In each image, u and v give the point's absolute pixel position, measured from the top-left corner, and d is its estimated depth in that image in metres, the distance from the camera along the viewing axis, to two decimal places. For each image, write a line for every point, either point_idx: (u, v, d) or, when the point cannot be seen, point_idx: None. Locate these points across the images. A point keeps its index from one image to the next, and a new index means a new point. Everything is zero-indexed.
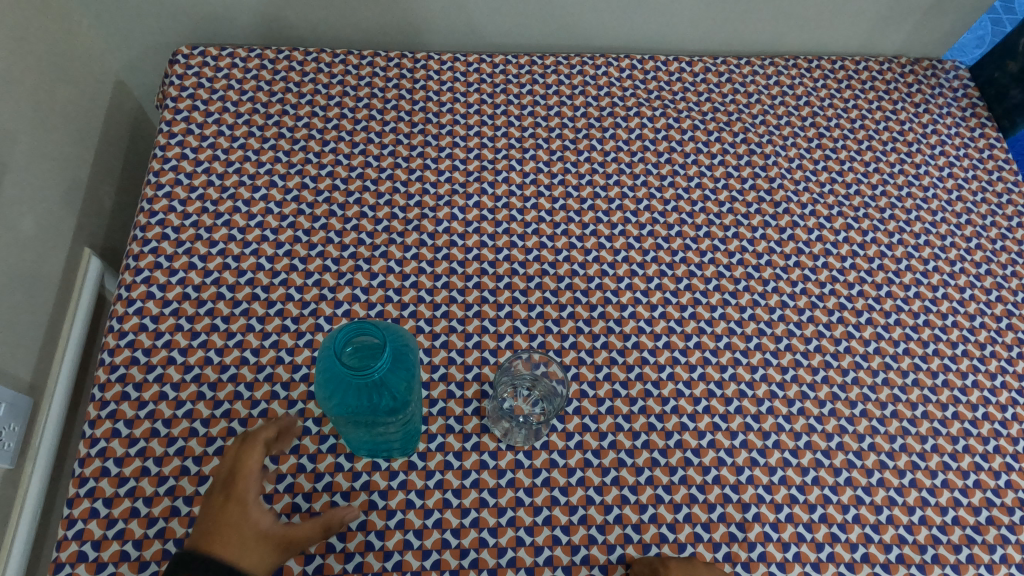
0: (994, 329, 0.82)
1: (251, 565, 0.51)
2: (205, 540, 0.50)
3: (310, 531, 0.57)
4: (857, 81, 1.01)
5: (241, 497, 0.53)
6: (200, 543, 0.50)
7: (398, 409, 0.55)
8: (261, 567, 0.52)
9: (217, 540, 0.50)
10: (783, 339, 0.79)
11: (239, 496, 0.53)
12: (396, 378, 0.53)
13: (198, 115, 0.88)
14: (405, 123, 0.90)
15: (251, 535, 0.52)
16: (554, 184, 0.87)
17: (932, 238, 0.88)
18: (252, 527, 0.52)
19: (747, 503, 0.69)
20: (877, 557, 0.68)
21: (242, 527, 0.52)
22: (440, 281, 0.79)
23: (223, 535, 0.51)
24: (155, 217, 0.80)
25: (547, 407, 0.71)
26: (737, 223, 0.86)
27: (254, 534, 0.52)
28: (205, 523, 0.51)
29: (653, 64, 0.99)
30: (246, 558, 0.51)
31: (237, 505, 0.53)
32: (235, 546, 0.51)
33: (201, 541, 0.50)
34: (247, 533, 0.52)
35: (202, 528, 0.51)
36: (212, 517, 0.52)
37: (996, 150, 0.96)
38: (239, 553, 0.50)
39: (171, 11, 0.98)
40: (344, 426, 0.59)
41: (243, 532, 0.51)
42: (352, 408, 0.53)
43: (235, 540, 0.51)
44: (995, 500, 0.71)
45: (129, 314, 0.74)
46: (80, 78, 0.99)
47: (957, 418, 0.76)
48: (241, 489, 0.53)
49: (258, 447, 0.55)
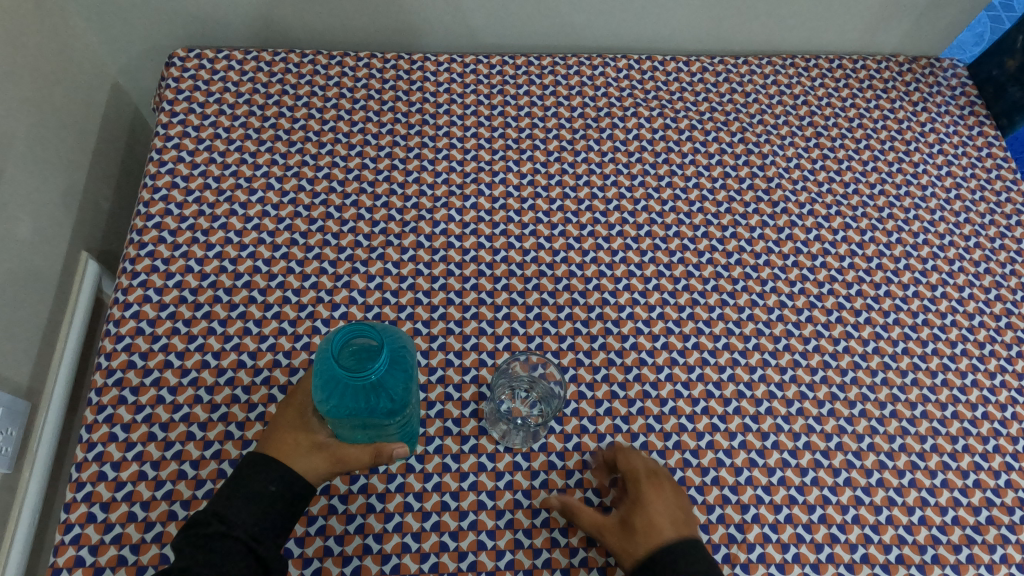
0: (993, 328, 0.82)
1: (302, 469, 0.58)
2: (267, 445, 0.60)
3: (361, 451, 0.60)
4: (855, 80, 1.01)
5: (301, 411, 0.62)
6: (265, 447, 0.60)
7: (396, 412, 0.54)
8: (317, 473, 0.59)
9: (275, 445, 0.60)
10: (782, 339, 0.79)
11: (299, 409, 0.62)
12: (393, 381, 0.53)
13: (195, 118, 0.88)
14: (402, 125, 0.90)
15: (305, 443, 0.60)
16: (552, 185, 0.87)
17: (931, 237, 0.88)
18: (305, 436, 0.60)
19: (747, 504, 0.69)
20: (877, 558, 0.68)
21: (297, 435, 0.60)
22: (438, 283, 0.79)
23: (280, 441, 0.60)
24: (151, 220, 0.80)
25: (546, 408, 0.71)
26: (735, 223, 0.86)
27: (309, 443, 0.60)
28: (270, 432, 0.61)
29: (650, 64, 0.99)
30: (297, 461, 0.59)
31: (296, 416, 0.62)
32: (290, 449, 0.59)
33: (265, 445, 0.60)
34: (301, 441, 0.60)
35: (267, 436, 0.61)
36: (275, 426, 0.62)
37: (995, 149, 0.95)
38: (292, 457, 0.59)
39: (168, 13, 0.98)
40: (341, 430, 0.58)
41: (296, 440, 0.60)
42: (349, 410, 0.52)
43: (291, 446, 0.60)
44: (995, 500, 0.71)
45: (126, 317, 0.74)
46: (77, 81, 0.99)
47: (956, 418, 0.76)
48: (301, 405, 0.63)
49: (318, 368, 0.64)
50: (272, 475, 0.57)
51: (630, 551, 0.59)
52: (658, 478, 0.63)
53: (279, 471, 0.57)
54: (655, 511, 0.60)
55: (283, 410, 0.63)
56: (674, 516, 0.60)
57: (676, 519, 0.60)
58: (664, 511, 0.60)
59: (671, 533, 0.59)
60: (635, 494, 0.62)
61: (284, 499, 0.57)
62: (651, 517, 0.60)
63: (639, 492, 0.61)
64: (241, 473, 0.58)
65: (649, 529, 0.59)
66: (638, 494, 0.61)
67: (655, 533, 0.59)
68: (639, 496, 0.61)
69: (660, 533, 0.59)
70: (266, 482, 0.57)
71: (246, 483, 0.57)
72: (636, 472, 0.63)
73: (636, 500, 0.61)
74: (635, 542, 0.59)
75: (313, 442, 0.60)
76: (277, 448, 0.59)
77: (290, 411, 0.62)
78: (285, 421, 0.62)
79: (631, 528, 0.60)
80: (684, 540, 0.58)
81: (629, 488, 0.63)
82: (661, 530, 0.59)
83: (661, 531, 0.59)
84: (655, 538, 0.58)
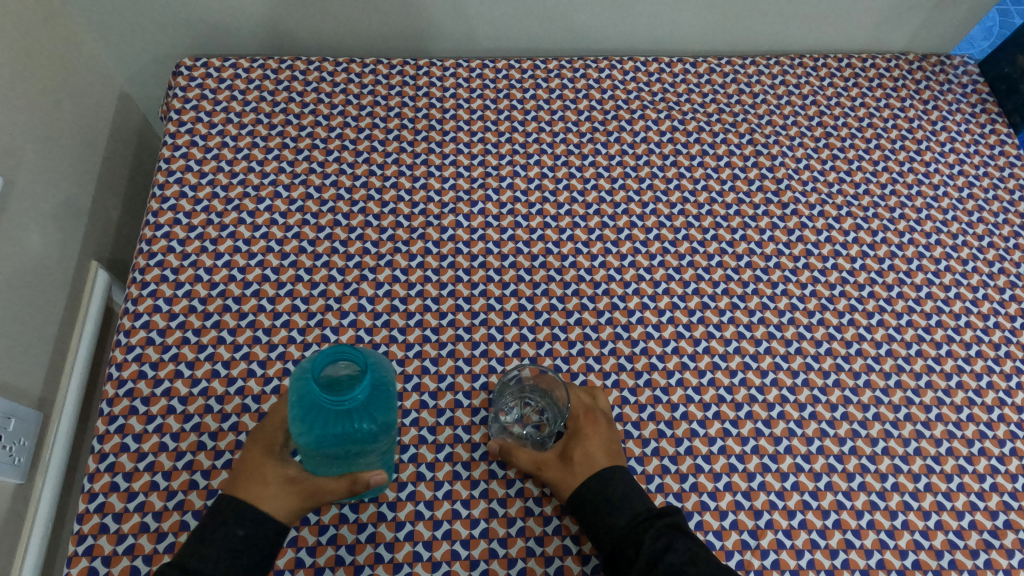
0: (1008, 329, 0.80)
1: (273, 508, 0.57)
2: (234, 485, 0.59)
3: (336, 483, 0.59)
4: (863, 79, 1.00)
5: (267, 446, 0.60)
6: (232, 487, 0.59)
7: (379, 435, 0.54)
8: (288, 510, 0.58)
9: (243, 485, 0.58)
10: (794, 343, 0.78)
11: (266, 444, 0.60)
12: (375, 403, 0.53)
13: (202, 127, 0.88)
14: (409, 131, 0.89)
15: (274, 480, 0.58)
16: (560, 189, 0.86)
17: (943, 237, 0.87)
18: (274, 471, 0.59)
19: (760, 510, 0.69)
20: (893, 563, 0.67)
21: (265, 473, 0.59)
22: (446, 290, 0.78)
23: (248, 480, 0.59)
24: (160, 230, 0.80)
25: (553, 416, 0.67)
26: (745, 225, 0.85)
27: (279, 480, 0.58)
28: (237, 471, 0.60)
29: (657, 66, 0.98)
30: (267, 500, 0.57)
31: (263, 452, 0.60)
32: (259, 488, 0.58)
33: (232, 486, 0.59)
34: (270, 478, 0.58)
35: (235, 475, 0.59)
36: (241, 465, 0.60)
37: (1007, 147, 0.94)
38: (261, 497, 0.57)
39: (177, 22, 0.99)
40: (317, 460, 0.57)
41: (265, 477, 0.58)
42: (327, 434, 0.52)
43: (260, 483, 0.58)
44: (1013, 504, 0.70)
45: (136, 328, 0.74)
46: (85, 91, 0.99)
47: (972, 421, 0.75)
48: (267, 440, 0.61)
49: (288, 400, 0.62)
50: (240, 519, 0.56)
51: (567, 478, 0.62)
52: (595, 414, 0.66)
53: (247, 515, 0.56)
54: (591, 442, 0.64)
55: (249, 446, 0.61)
56: (607, 446, 0.64)
57: (609, 449, 0.64)
58: (599, 443, 0.64)
59: (605, 461, 0.63)
60: (572, 428, 0.65)
61: (254, 542, 0.56)
62: (588, 447, 0.63)
63: (578, 425, 0.65)
64: (208, 521, 0.57)
65: (586, 459, 0.63)
66: (577, 428, 0.64)
67: (592, 463, 0.63)
68: (576, 429, 0.64)
69: (595, 463, 0.63)
70: (233, 527, 0.56)
71: (212, 532, 0.56)
72: (574, 409, 0.65)
73: (574, 432, 0.64)
74: (573, 471, 0.62)
75: (284, 478, 0.58)
76: (246, 489, 0.58)
77: (256, 447, 0.60)
78: (251, 458, 0.60)
79: (570, 459, 0.63)
80: (616, 465, 0.63)
81: (566, 422, 0.65)
82: (597, 460, 0.63)
83: (596, 460, 0.63)
84: (592, 467, 0.62)
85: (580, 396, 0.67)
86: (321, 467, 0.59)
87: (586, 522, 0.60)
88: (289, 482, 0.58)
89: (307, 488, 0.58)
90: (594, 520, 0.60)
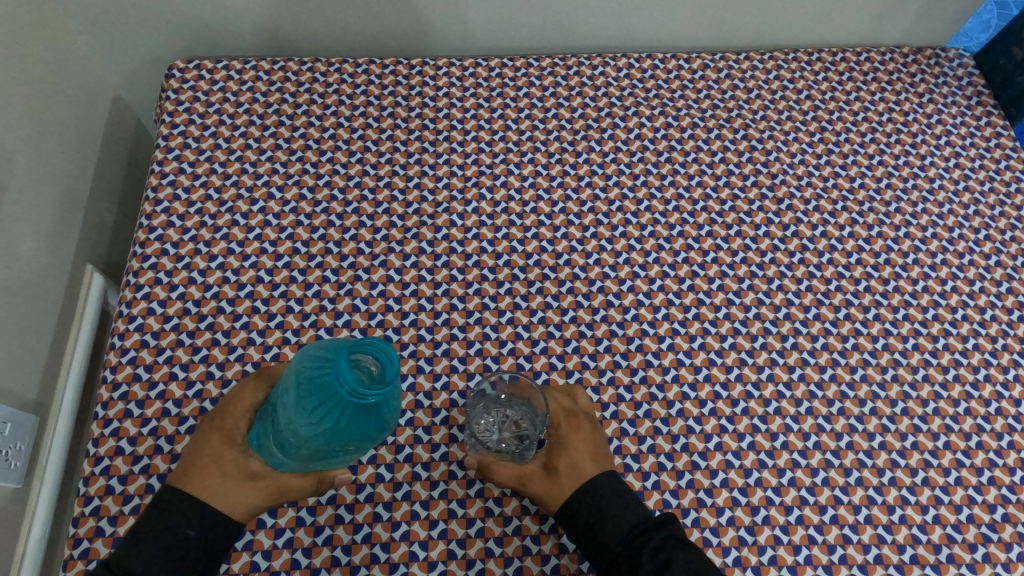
0: (1005, 322, 0.80)
1: (229, 505, 0.55)
2: (189, 475, 0.56)
3: (302, 481, 0.58)
4: (858, 73, 0.99)
5: (229, 436, 0.58)
6: (185, 478, 0.56)
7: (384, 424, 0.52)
8: (243, 507, 0.56)
9: (199, 476, 0.56)
10: (790, 338, 0.78)
11: (227, 434, 0.58)
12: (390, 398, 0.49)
13: (195, 129, 0.88)
14: (402, 130, 0.89)
15: (233, 473, 0.56)
16: (554, 187, 0.86)
17: (939, 231, 0.86)
18: (234, 464, 0.57)
19: (757, 506, 0.69)
20: (891, 558, 0.67)
21: (224, 466, 0.56)
22: (440, 289, 0.78)
23: (204, 472, 0.56)
24: (154, 232, 0.80)
25: (529, 426, 0.62)
26: (739, 221, 0.85)
27: (237, 475, 0.56)
28: (192, 459, 0.57)
29: (651, 62, 0.98)
30: (223, 496, 0.55)
31: (224, 443, 0.57)
32: (215, 482, 0.56)
33: (186, 476, 0.56)
34: (230, 471, 0.56)
35: (189, 463, 0.57)
36: (197, 452, 0.57)
37: (1003, 139, 0.94)
38: (218, 493, 0.55)
39: (170, 24, 0.99)
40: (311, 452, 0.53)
41: (225, 470, 0.56)
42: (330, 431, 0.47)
43: (216, 477, 0.56)
44: (1011, 497, 0.70)
45: (130, 330, 0.74)
46: (78, 94, 0.99)
47: (969, 414, 0.74)
48: (229, 429, 0.58)
49: (255, 388, 0.59)
50: (193, 518, 0.54)
51: (555, 492, 0.60)
52: (578, 418, 0.64)
53: (201, 514, 0.54)
54: (577, 451, 0.61)
55: (208, 433, 0.58)
56: (593, 452, 0.62)
57: (595, 454, 0.62)
58: (585, 449, 0.62)
59: (593, 469, 0.61)
60: (555, 437, 0.62)
61: (206, 544, 0.54)
62: (574, 456, 0.61)
63: (560, 433, 0.62)
64: (156, 515, 0.54)
65: (573, 470, 0.60)
66: (560, 436, 0.62)
67: (579, 473, 0.60)
68: (560, 437, 0.62)
69: (583, 472, 0.60)
70: (186, 527, 0.54)
71: (162, 529, 0.53)
72: (555, 415, 0.63)
73: (558, 441, 0.62)
74: (560, 484, 0.60)
75: (245, 474, 0.57)
76: (202, 482, 0.56)
77: (216, 435, 0.58)
78: (210, 447, 0.57)
79: (556, 471, 0.61)
80: (605, 473, 0.60)
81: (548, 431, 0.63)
82: (584, 469, 0.60)
83: (584, 470, 0.60)
84: (579, 478, 0.60)
85: (560, 400, 0.65)
86: (289, 459, 0.54)
87: (580, 539, 0.58)
88: (249, 478, 0.57)
89: (269, 486, 0.57)
90: (588, 537, 0.58)
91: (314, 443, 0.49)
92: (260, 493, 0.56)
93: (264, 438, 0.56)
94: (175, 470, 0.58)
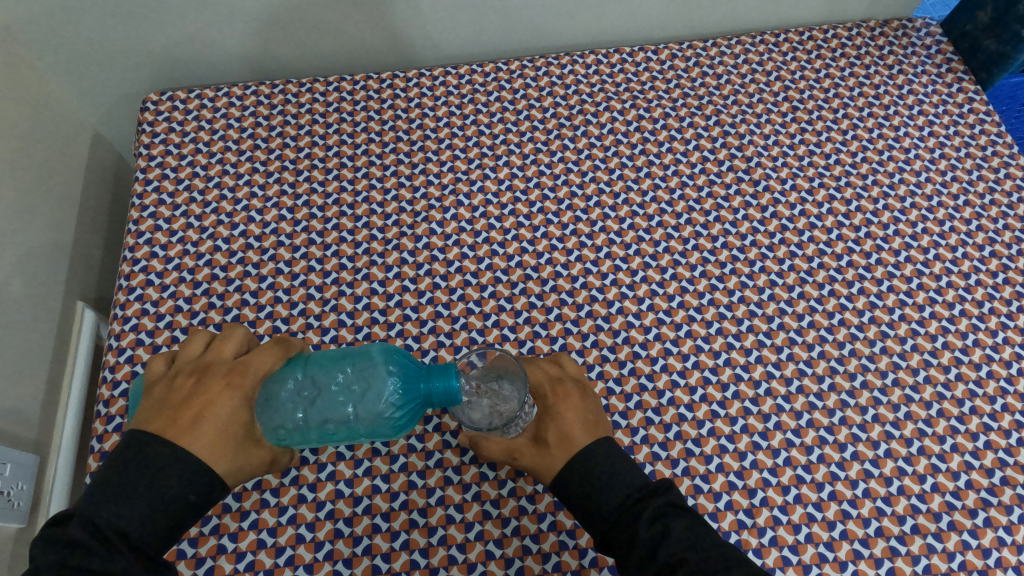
0: (991, 286, 0.80)
1: (228, 472, 0.55)
2: (202, 431, 0.54)
3: (286, 454, 0.63)
4: (827, 50, 0.99)
5: (247, 398, 0.57)
6: (197, 433, 0.54)
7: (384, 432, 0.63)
8: (240, 475, 0.56)
9: (211, 435, 0.54)
10: (776, 318, 0.78)
11: (246, 395, 0.57)
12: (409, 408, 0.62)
13: (173, 158, 0.89)
14: (376, 144, 0.90)
15: (240, 440, 0.56)
16: (531, 188, 0.87)
17: (918, 200, 0.86)
18: (245, 428, 0.57)
19: (754, 488, 0.69)
20: (891, 530, 0.67)
21: (232, 431, 0.55)
22: (424, 298, 0.79)
23: (215, 433, 0.54)
24: (138, 265, 0.81)
25: (511, 392, 0.62)
26: (718, 206, 0.86)
27: (240, 444, 0.56)
28: (205, 415, 0.55)
29: (619, 57, 0.98)
30: (224, 462, 0.54)
31: (242, 404, 0.56)
32: (220, 447, 0.54)
33: (198, 431, 0.54)
34: (242, 434, 0.56)
35: (203, 418, 0.54)
36: (209, 409, 0.55)
37: (976, 104, 0.94)
38: (227, 454, 0.55)
39: (140, 59, 1.00)
40: (312, 435, 0.60)
41: (238, 432, 0.56)
42: (396, 422, 0.59)
43: (223, 440, 0.55)
44: (1008, 459, 0.70)
45: (121, 362, 0.75)
46: (57, 132, 1.00)
47: (961, 380, 0.74)
48: (249, 391, 0.57)
49: (277, 356, 0.60)
50: (196, 484, 0.52)
51: (546, 462, 0.59)
52: (565, 386, 0.63)
53: (202, 480, 0.53)
54: (567, 419, 0.61)
55: (225, 390, 0.56)
56: (585, 420, 0.61)
57: (587, 423, 0.61)
58: (577, 418, 0.61)
59: (584, 438, 0.59)
60: (543, 408, 0.62)
61: (196, 510, 0.53)
62: (564, 426, 0.60)
63: (549, 405, 0.62)
64: (148, 474, 0.51)
65: (563, 440, 0.59)
66: (548, 407, 0.61)
67: (569, 443, 0.59)
68: (548, 408, 0.62)
69: (575, 441, 0.59)
70: (185, 491, 0.52)
71: (158, 491, 0.51)
72: (541, 386, 0.63)
73: (546, 412, 0.61)
74: (551, 456, 0.59)
75: (251, 440, 0.57)
76: (215, 440, 0.54)
77: (236, 394, 0.56)
78: (226, 407, 0.56)
79: (545, 443, 0.60)
80: (597, 440, 0.59)
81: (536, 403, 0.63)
82: (576, 438, 0.59)
83: (575, 438, 0.59)
84: (570, 448, 0.59)
85: (545, 369, 0.65)
86: (290, 433, 0.60)
87: (579, 509, 0.57)
88: (255, 444, 0.58)
89: (266, 456, 0.59)
90: (586, 509, 0.56)
91: (368, 426, 0.59)
92: (260, 461, 0.58)
93: (269, 409, 0.58)
94: (176, 420, 0.54)
